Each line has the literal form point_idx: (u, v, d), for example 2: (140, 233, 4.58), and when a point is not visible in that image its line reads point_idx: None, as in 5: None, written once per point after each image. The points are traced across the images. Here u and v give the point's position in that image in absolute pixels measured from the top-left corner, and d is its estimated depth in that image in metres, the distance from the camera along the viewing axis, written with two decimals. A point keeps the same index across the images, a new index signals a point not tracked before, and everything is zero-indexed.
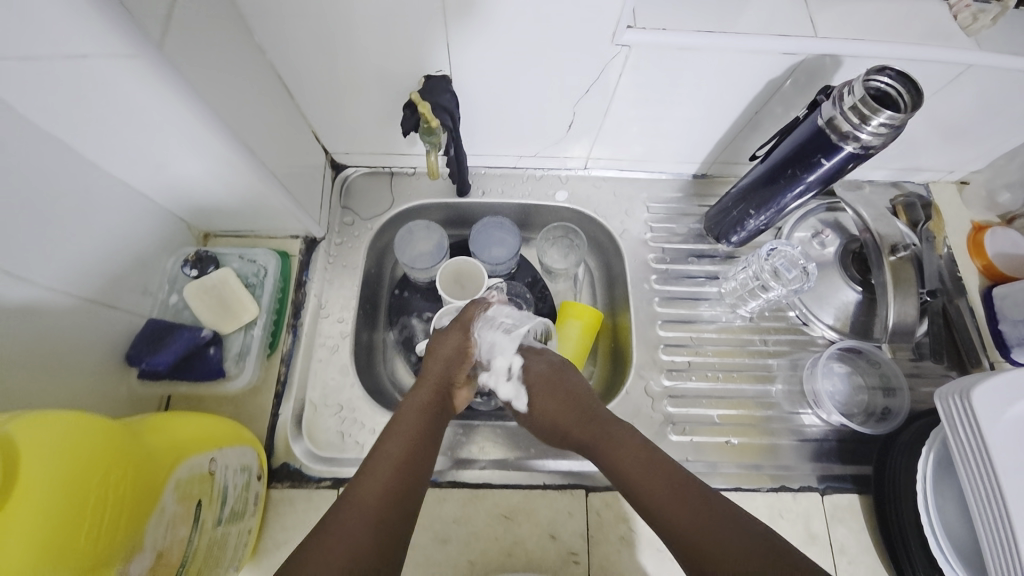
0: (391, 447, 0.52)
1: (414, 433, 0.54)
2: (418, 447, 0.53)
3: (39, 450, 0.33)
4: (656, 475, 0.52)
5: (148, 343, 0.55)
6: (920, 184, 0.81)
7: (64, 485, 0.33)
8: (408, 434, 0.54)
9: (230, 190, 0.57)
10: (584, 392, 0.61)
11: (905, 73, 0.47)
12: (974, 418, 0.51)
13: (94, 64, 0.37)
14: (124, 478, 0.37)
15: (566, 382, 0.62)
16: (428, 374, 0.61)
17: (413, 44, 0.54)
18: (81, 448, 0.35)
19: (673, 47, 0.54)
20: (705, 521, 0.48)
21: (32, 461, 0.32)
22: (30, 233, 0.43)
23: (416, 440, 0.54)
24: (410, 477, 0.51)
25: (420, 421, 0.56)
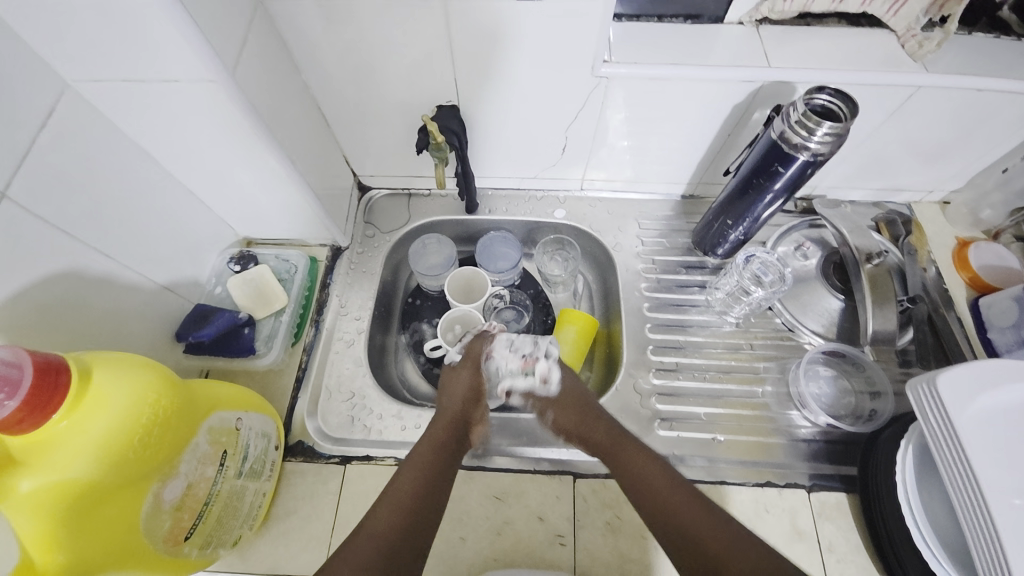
0: (404, 480, 0.55)
1: (427, 466, 0.57)
2: (431, 481, 0.56)
3: (116, 371, 0.41)
4: (667, 487, 0.54)
5: (195, 321, 0.65)
6: (903, 203, 0.85)
7: (130, 402, 0.41)
8: (420, 468, 0.56)
9: (271, 200, 0.68)
10: (598, 410, 0.63)
11: (842, 91, 0.55)
12: (942, 404, 0.53)
13: (180, 87, 0.48)
14: (177, 409, 0.44)
15: (583, 402, 0.65)
16: (443, 410, 0.63)
17: (426, 78, 0.65)
18: (148, 381, 0.42)
19: (646, 77, 0.63)
20: (708, 527, 0.50)
21: (104, 379, 0.40)
22: (115, 219, 0.53)
23: (428, 475, 0.56)
24: (424, 507, 0.53)
25: (434, 456, 0.58)
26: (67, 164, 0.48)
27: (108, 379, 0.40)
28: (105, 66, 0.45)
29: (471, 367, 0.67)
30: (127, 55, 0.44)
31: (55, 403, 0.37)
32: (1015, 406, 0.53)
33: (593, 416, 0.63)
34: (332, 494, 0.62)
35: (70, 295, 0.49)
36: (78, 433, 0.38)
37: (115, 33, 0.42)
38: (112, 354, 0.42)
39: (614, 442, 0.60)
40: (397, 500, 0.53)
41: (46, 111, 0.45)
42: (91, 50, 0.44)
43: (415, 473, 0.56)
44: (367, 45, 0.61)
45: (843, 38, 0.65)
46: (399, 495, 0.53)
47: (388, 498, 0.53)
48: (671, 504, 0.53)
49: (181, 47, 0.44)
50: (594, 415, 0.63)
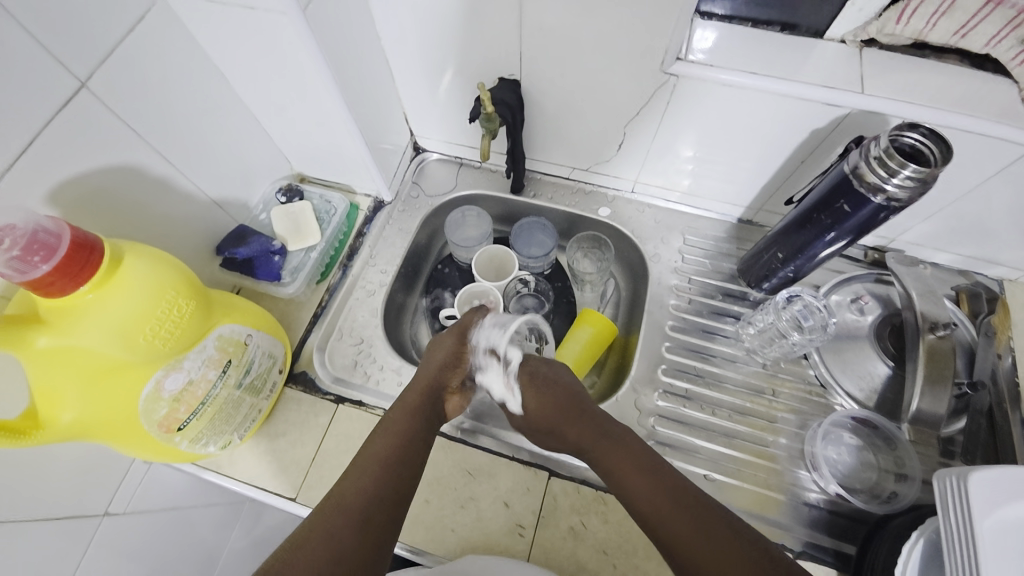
0: (374, 447, 0.53)
1: (398, 436, 0.55)
2: (402, 450, 0.53)
3: (142, 260, 0.44)
4: (649, 481, 0.51)
5: (233, 239, 0.68)
6: (994, 278, 0.75)
7: (150, 291, 0.44)
8: (391, 434, 0.55)
9: (326, 142, 0.71)
10: (584, 400, 0.61)
11: (940, 132, 0.48)
12: (968, 506, 0.46)
13: (256, 17, 0.51)
14: (191, 308, 0.48)
15: (569, 392, 0.62)
16: (419, 376, 0.62)
17: (492, 49, 0.65)
18: (170, 280, 0.46)
19: (720, 83, 0.59)
20: (698, 526, 0.46)
21: (131, 264, 0.44)
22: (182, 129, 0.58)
23: (400, 442, 0.54)
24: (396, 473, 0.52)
25: (409, 423, 0.56)
26: (147, 70, 0.52)
27: (136, 269, 0.44)
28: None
29: (459, 332, 0.65)
30: None
31: (88, 280, 0.41)
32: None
33: (577, 407, 0.60)
34: (320, 428, 0.65)
35: (128, 189, 0.54)
36: (103, 308, 0.42)
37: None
38: (145, 247, 0.46)
39: (594, 436, 0.57)
40: (370, 462, 0.51)
41: (137, 18, 0.49)
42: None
43: (387, 441, 0.54)
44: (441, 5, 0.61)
45: (959, 77, 0.57)
46: (369, 460, 0.52)
47: (360, 460, 0.52)
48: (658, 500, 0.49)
49: None
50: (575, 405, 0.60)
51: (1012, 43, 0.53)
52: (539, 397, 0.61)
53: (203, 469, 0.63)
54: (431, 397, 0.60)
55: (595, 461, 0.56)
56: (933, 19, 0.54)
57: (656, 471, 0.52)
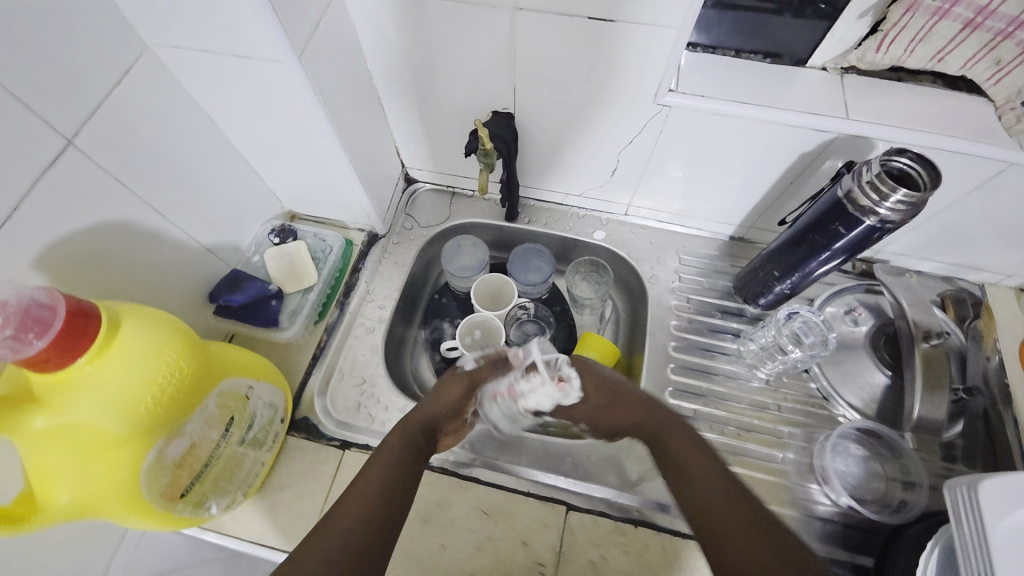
0: (376, 474, 0.50)
1: (400, 457, 0.52)
2: (404, 474, 0.51)
3: (139, 324, 0.43)
4: (708, 479, 0.49)
5: (228, 285, 0.67)
6: (975, 283, 0.78)
7: (150, 356, 0.42)
8: (389, 460, 0.51)
9: (319, 180, 0.70)
10: (638, 392, 0.58)
11: (926, 156, 0.50)
12: (980, 511, 0.47)
13: (249, 64, 0.50)
14: (192, 369, 0.46)
15: (617, 391, 0.58)
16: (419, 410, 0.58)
17: (485, 84, 0.65)
18: (169, 342, 0.44)
19: (711, 112, 0.60)
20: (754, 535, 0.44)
21: (127, 330, 0.42)
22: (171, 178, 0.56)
23: (403, 465, 0.52)
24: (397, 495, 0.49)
25: (407, 451, 0.53)
26: (136, 121, 0.50)
27: (134, 335, 0.42)
28: (185, 36, 0.48)
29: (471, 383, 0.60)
30: (209, 30, 0.46)
31: (83, 353, 0.39)
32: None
33: (626, 395, 0.58)
34: (327, 477, 0.63)
35: (118, 243, 0.52)
36: (101, 380, 0.40)
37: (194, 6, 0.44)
38: (141, 309, 0.44)
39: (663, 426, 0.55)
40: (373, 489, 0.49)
41: (123, 70, 0.48)
42: (174, 18, 0.46)
43: (388, 467, 0.51)
44: (434, 44, 0.61)
45: (935, 99, 0.60)
46: (368, 490, 0.48)
47: (362, 484, 0.49)
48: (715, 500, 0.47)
49: (255, 27, 0.45)
50: (626, 398, 0.58)
51: (988, 65, 0.56)
52: (591, 387, 0.58)
53: (203, 531, 0.60)
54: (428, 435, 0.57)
55: (656, 439, 0.56)
56: (910, 46, 0.56)
57: (728, 479, 0.49)
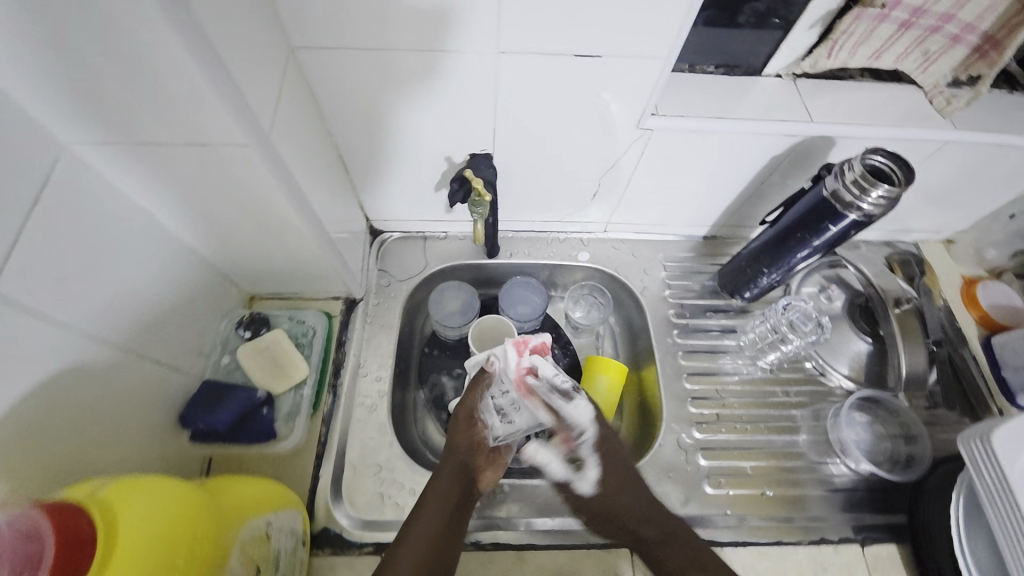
0: (422, 532, 0.52)
1: (442, 509, 0.55)
2: (447, 523, 0.54)
3: (134, 506, 0.36)
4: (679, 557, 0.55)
5: (204, 404, 0.58)
6: (910, 244, 0.87)
7: (160, 539, 0.35)
8: (435, 517, 0.54)
9: (289, 257, 0.62)
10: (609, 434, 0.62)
11: (898, 155, 0.55)
12: (997, 460, 0.51)
13: (208, 151, 0.43)
14: (204, 536, 0.39)
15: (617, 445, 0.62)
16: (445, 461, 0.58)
17: (458, 126, 0.62)
18: (173, 515, 0.37)
19: (689, 130, 0.62)
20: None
21: (125, 520, 0.34)
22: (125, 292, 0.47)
23: (446, 518, 0.54)
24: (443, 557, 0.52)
25: (441, 520, 0.54)
26: (69, 238, 0.41)
27: (133, 523, 0.35)
28: (125, 131, 0.40)
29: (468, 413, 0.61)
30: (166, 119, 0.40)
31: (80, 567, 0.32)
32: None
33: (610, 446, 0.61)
34: None
35: (78, 388, 0.42)
36: None
37: (139, 96, 0.38)
38: (130, 484, 0.37)
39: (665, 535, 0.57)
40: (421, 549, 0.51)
41: (40, 181, 0.38)
42: (112, 110, 0.38)
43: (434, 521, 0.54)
44: (403, 93, 0.57)
45: (871, 92, 0.66)
46: (425, 531, 0.52)
47: (408, 543, 0.52)
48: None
49: (217, 112, 0.39)
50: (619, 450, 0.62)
51: (916, 56, 0.63)
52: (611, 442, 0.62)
53: None
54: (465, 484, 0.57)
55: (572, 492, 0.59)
56: (853, 49, 0.62)
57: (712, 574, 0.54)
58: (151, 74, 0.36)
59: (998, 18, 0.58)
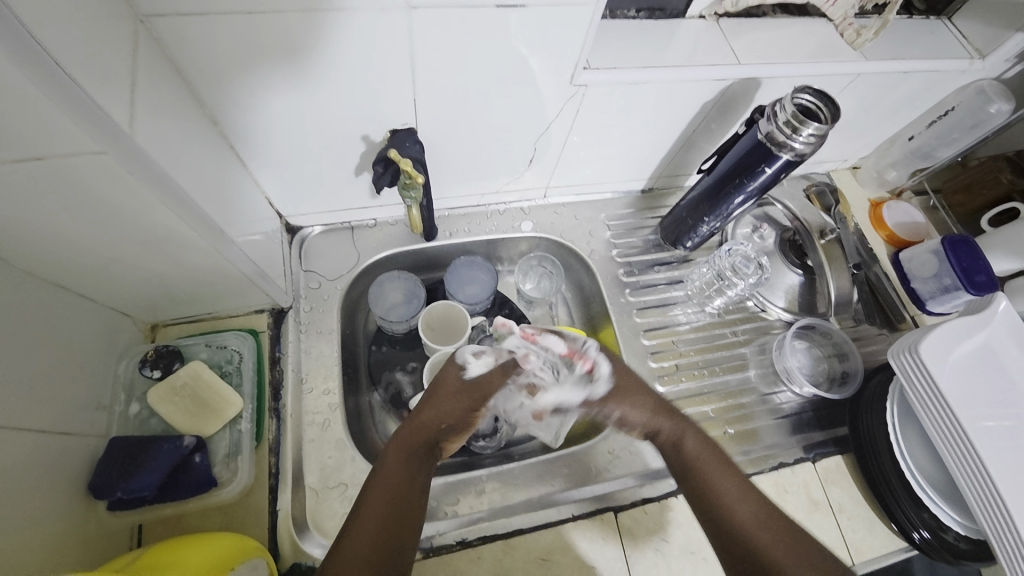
0: (375, 507, 0.46)
1: (403, 474, 0.50)
2: (412, 486, 0.49)
3: None
4: (740, 495, 0.51)
5: (119, 469, 0.49)
6: (823, 174, 0.92)
7: None
8: (390, 486, 0.49)
9: (189, 275, 0.52)
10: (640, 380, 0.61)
11: (822, 91, 0.57)
12: (927, 369, 0.59)
13: (46, 165, 0.33)
14: None
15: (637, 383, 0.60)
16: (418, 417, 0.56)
17: (371, 98, 0.54)
18: None
19: (623, 82, 0.58)
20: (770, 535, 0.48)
21: None
22: None
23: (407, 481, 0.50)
24: (400, 522, 0.46)
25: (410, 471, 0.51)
26: None
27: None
28: None
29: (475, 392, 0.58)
30: None
31: None
32: (989, 350, 0.61)
33: (644, 392, 0.60)
34: None
35: None
36: None
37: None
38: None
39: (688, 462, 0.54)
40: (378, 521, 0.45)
41: None
42: None
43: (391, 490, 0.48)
44: (299, 64, 0.48)
45: (789, 27, 0.67)
46: (390, 483, 0.49)
47: (365, 512, 0.46)
48: (747, 517, 0.49)
49: (48, 113, 0.30)
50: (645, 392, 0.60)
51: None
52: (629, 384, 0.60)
53: None
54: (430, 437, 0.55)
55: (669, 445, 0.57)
56: None
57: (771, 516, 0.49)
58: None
59: None
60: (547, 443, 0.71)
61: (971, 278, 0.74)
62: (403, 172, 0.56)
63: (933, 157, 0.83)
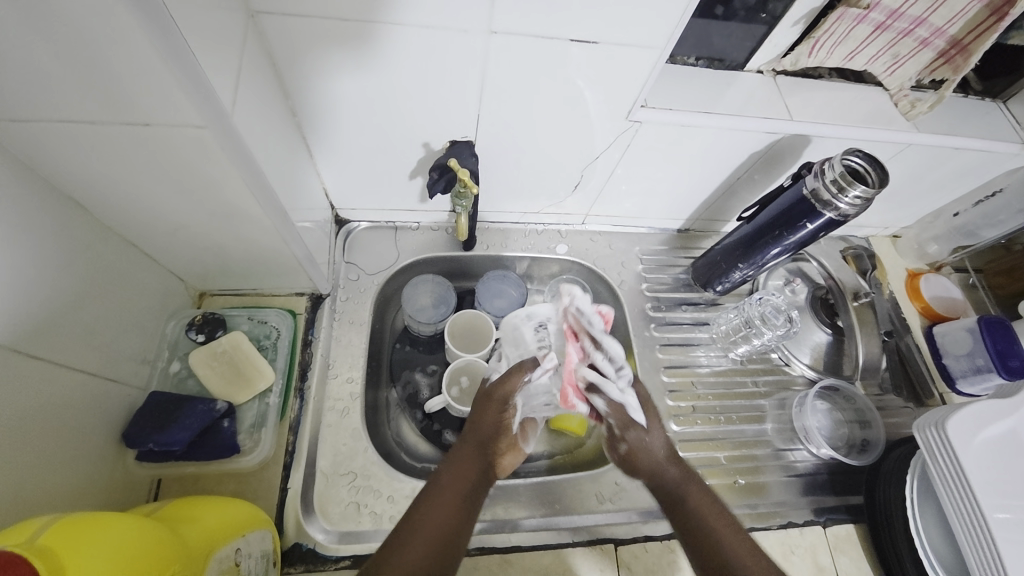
0: (433, 519, 0.49)
1: (456, 492, 0.53)
2: (465, 504, 0.52)
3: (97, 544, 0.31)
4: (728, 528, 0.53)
5: (153, 422, 0.51)
6: (862, 238, 0.92)
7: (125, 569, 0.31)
8: (446, 500, 0.51)
9: (246, 250, 0.55)
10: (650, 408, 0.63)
11: (872, 156, 0.58)
12: (951, 446, 0.58)
13: (151, 132, 0.37)
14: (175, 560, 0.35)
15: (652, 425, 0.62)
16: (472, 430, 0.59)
17: (439, 111, 0.58)
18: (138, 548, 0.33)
19: (676, 125, 0.61)
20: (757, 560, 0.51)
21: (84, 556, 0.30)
22: (45, 289, 0.41)
23: (460, 499, 0.52)
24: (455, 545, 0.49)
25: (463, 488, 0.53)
26: None
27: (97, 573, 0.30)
28: (47, 106, 0.34)
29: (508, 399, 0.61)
30: (97, 92, 0.34)
31: None
32: (1017, 435, 0.60)
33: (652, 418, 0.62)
34: None
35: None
36: None
37: (69, 66, 0.32)
38: (78, 530, 0.32)
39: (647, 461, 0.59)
40: (437, 532, 0.49)
41: None
42: (32, 80, 0.32)
43: (447, 507, 0.51)
44: (382, 70, 0.52)
45: (844, 91, 0.68)
46: (449, 496, 0.52)
47: (416, 529, 0.48)
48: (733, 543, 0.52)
49: (167, 87, 0.34)
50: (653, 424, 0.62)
51: (887, 59, 0.66)
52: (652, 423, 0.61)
53: None
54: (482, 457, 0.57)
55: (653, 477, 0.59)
56: (831, 48, 0.64)
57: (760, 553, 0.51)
58: (79, 36, 0.30)
59: (965, 24, 0.62)
60: (553, 465, 0.71)
61: (1006, 361, 0.73)
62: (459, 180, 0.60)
63: (977, 236, 0.83)
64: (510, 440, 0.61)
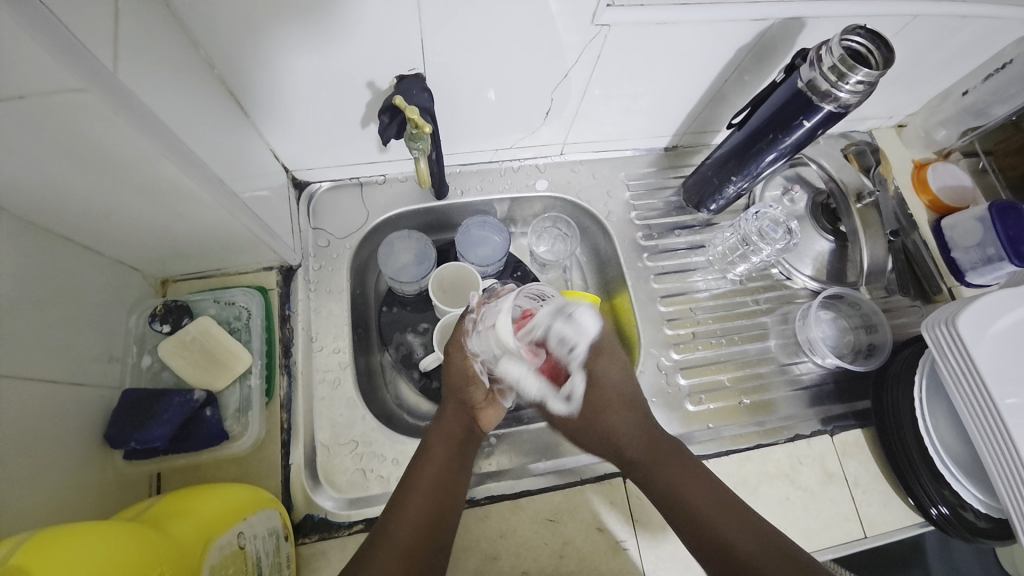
0: (424, 479, 0.52)
1: (444, 455, 0.54)
2: (454, 462, 0.54)
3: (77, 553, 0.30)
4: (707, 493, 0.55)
5: (132, 420, 0.50)
6: (864, 132, 0.86)
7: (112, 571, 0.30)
8: (437, 464, 0.54)
9: (191, 230, 0.51)
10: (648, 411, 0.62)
11: (873, 31, 0.51)
12: (963, 342, 0.55)
13: (28, 107, 0.31)
14: (161, 561, 0.34)
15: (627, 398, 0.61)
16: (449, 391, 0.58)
17: (378, 44, 0.50)
18: (121, 554, 0.32)
19: (651, 24, 0.53)
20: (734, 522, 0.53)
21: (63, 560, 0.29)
22: None
23: (447, 458, 0.54)
24: (447, 502, 0.52)
25: (448, 448, 0.55)
26: None
27: None
28: None
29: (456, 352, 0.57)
30: None
31: None
32: None
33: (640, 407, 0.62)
34: None
35: None
36: None
37: None
38: (52, 546, 0.30)
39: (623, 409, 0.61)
40: (426, 494, 0.51)
41: None
42: None
43: (436, 466, 0.53)
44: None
45: None
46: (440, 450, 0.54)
47: (409, 493, 0.51)
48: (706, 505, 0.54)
49: (17, 41, 0.27)
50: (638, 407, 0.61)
51: None
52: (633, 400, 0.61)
53: None
54: (466, 415, 0.58)
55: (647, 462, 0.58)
56: None
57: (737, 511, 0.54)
58: None
59: None
60: None
61: (1018, 246, 0.69)
62: (410, 122, 0.53)
63: (987, 115, 0.76)
64: (483, 394, 0.58)
